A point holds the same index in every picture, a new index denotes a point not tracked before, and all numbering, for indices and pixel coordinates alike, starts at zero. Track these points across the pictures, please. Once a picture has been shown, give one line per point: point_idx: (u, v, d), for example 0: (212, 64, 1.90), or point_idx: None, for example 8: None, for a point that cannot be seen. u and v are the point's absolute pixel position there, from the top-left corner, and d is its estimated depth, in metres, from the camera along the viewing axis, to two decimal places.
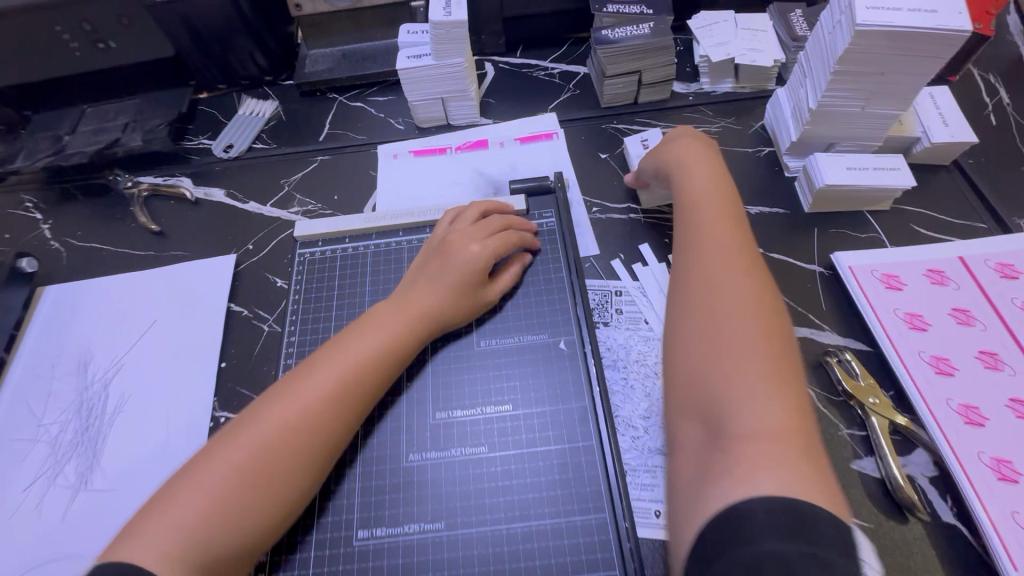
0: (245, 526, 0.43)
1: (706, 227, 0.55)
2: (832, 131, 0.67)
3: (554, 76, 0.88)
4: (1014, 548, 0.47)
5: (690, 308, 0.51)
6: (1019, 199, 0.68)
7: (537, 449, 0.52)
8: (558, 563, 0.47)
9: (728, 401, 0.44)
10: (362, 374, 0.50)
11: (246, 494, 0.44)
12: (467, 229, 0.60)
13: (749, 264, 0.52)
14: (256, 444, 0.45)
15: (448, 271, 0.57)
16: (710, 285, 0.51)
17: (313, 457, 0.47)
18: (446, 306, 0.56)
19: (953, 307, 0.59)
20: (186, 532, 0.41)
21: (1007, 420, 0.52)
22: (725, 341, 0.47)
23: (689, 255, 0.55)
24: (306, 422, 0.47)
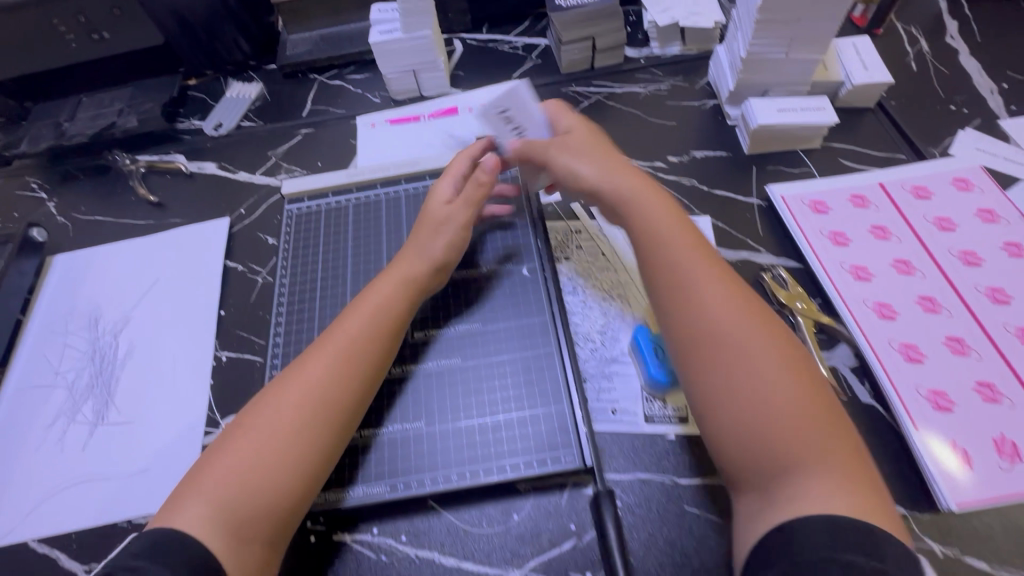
0: (270, 500, 0.48)
1: (688, 272, 0.53)
2: (763, 78, 0.74)
3: (518, 48, 0.95)
4: (917, 414, 0.54)
5: (712, 373, 0.48)
6: (934, 133, 0.75)
7: (504, 356, 0.60)
8: (524, 446, 0.55)
9: (795, 474, 0.43)
10: (354, 357, 0.55)
11: (270, 469, 0.49)
12: (440, 190, 0.65)
13: (736, 298, 0.51)
14: (270, 433, 0.50)
15: (424, 232, 0.63)
16: (725, 343, 0.49)
17: (326, 431, 0.51)
18: (428, 266, 0.61)
19: (873, 225, 0.66)
20: (225, 499, 0.47)
21: (916, 313, 0.59)
22: (767, 400, 0.46)
23: (681, 307, 0.52)
24: (311, 403, 0.52)
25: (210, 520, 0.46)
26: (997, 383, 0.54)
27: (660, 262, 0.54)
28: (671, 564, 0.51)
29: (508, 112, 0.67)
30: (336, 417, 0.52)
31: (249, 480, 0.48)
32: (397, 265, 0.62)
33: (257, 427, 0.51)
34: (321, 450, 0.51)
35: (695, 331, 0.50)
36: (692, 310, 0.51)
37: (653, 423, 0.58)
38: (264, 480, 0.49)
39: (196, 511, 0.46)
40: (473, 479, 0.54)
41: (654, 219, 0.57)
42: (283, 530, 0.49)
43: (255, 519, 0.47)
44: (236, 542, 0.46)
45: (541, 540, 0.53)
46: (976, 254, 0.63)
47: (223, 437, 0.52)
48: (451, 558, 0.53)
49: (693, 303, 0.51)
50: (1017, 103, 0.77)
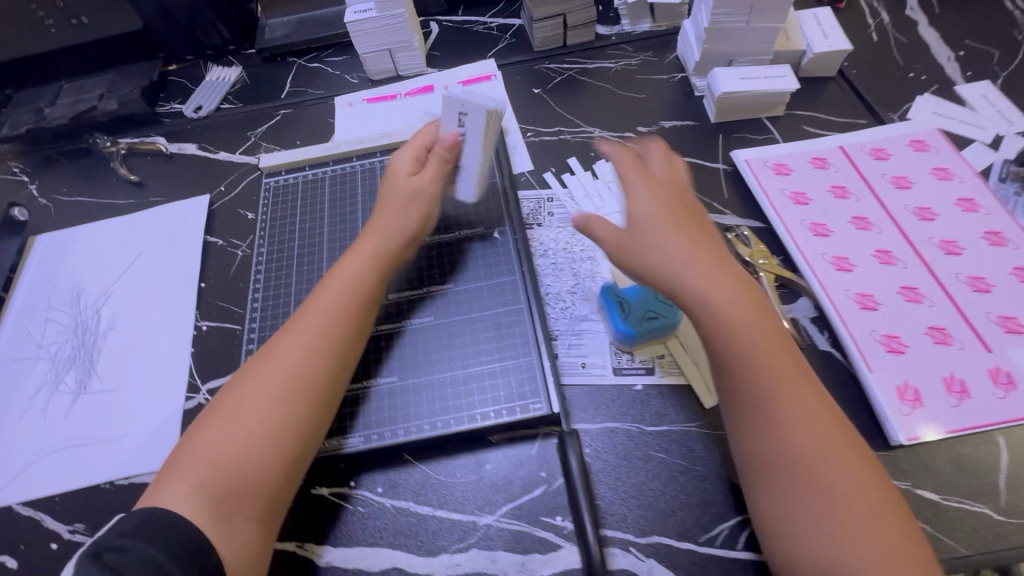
0: (255, 478, 0.49)
1: (770, 396, 0.48)
2: (728, 48, 0.76)
3: (492, 28, 0.96)
4: (869, 356, 0.56)
5: (788, 501, 0.45)
6: (893, 99, 0.78)
7: (476, 314, 0.62)
8: (494, 397, 0.57)
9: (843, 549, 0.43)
10: (326, 332, 0.55)
11: (250, 449, 0.50)
12: (406, 158, 0.64)
13: (818, 424, 0.47)
14: (247, 416, 0.51)
15: (391, 201, 0.62)
16: (809, 480, 0.45)
17: (302, 405, 0.52)
18: (398, 236, 0.61)
19: (832, 185, 0.69)
20: (209, 476, 0.49)
21: (872, 265, 0.62)
22: (848, 548, 0.42)
23: (759, 430, 0.47)
24: (291, 381, 0.53)
25: (197, 494, 0.48)
26: (948, 327, 0.57)
27: (739, 379, 0.49)
28: (637, 505, 0.53)
29: (463, 117, 0.61)
30: (311, 393, 0.53)
31: (230, 460, 0.49)
32: (366, 236, 0.62)
33: (234, 409, 0.52)
34: (303, 425, 0.52)
35: (774, 459, 0.46)
36: (772, 438, 0.47)
37: (621, 374, 0.60)
38: (245, 459, 0.50)
39: (183, 488, 0.48)
40: (448, 427, 0.56)
41: (741, 328, 0.49)
42: (272, 507, 0.50)
43: (238, 492, 0.49)
44: (222, 517, 0.47)
45: (512, 487, 0.55)
46: (931, 209, 0.65)
47: (204, 418, 0.53)
48: (427, 506, 0.55)
49: (774, 432, 0.47)
50: (973, 69, 0.79)
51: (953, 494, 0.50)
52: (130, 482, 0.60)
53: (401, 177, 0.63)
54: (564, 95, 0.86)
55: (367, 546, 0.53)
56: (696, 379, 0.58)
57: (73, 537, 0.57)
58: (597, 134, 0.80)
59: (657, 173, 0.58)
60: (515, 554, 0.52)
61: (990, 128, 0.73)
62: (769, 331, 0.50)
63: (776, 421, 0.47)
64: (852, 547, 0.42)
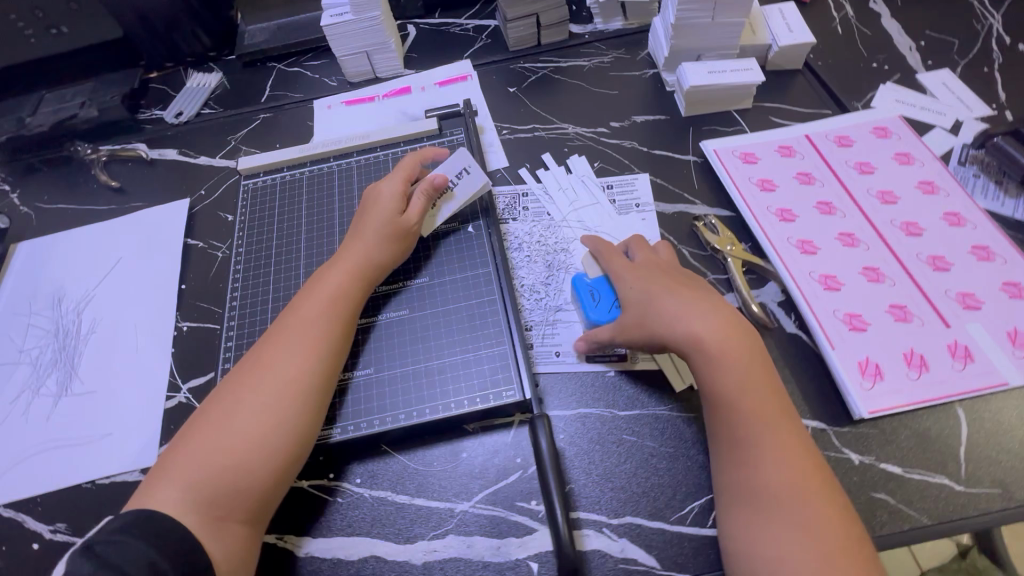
0: (248, 484, 0.50)
1: (749, 422, 0.49)
2: (696, 43, 0.78)
3: (468, 30, 0.98)
4: (832, 333, 0.58)
5: (756, 527, 0.46)
6: (857, 89, 0.80)
7: (449, 306, 0.63)
8: (468, 385, 0.58)
9: (791, 542, 0.44)
10: (319, 338, 0.56)
11: (244, 456, 0.50)
12: (393, 185, 0.65)
13: (797, 464, 0.48)
14: (240, 424, 0.52)
15: (377, 212, 0.63)
16: (760, 476, 0.47)
17: (296, 410, 0.53)
18: (385, 244, 0.62)
19: (798, 172, 0.70)
20: (199, 480, 0.49)
21: (836, 248, 0.63)
22: (795, 542, 0.44)
23: (737, 461, 0.49)
24: (284, 387, 0.54)
25: (187, 497, 0.48)
26: (909, 305, 0.58)
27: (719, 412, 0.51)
28: (610, 487, 0.54)
29: (465, 173, 0.68)
30: (302, 398, 0.54)
31: (223, 465, 0.50)
32: (353, 244, 0.62)
33: (226, 416, 0.52)
34: (293, 429, 0.52)
35: (746, 480, 0.48)
36: (748, 469, 0.48)
37: (595, 361, 0.61)
38: (238, 463, 0.50)
39: (175, 492, 0.48)
40: (423, 415, 0.57)
41: (727, 373, 0.51)
42: (264, 509, 0.51)
43: (230, 494, 0.49)
44: (214, 520, 0.48)
45: (488, 475, 0.56)
46: (893, 193, 0.67)
47: (194, 423, 0.53)
48: (404, 495, 0.56)
49: (752, 463, 0.48)
50: (934, 58, 0.81)
51: (915, 467, 0.52)
52: (111, 480, 0.61)
53: (388, 195, 0.64)
54: (538, 93, 0.87)
55: (345, 536, 0.54)
56: (668, 367, 0.59)
57: (54, 537, 0.58)
58: (571, 129, 0.82)
59: (644, 250, 0.62)
60: (492, 538, 0.53)
61: (950, 114, 0.75)
62: (757, 372, 0.51)
63: (755, 455, 0.48)
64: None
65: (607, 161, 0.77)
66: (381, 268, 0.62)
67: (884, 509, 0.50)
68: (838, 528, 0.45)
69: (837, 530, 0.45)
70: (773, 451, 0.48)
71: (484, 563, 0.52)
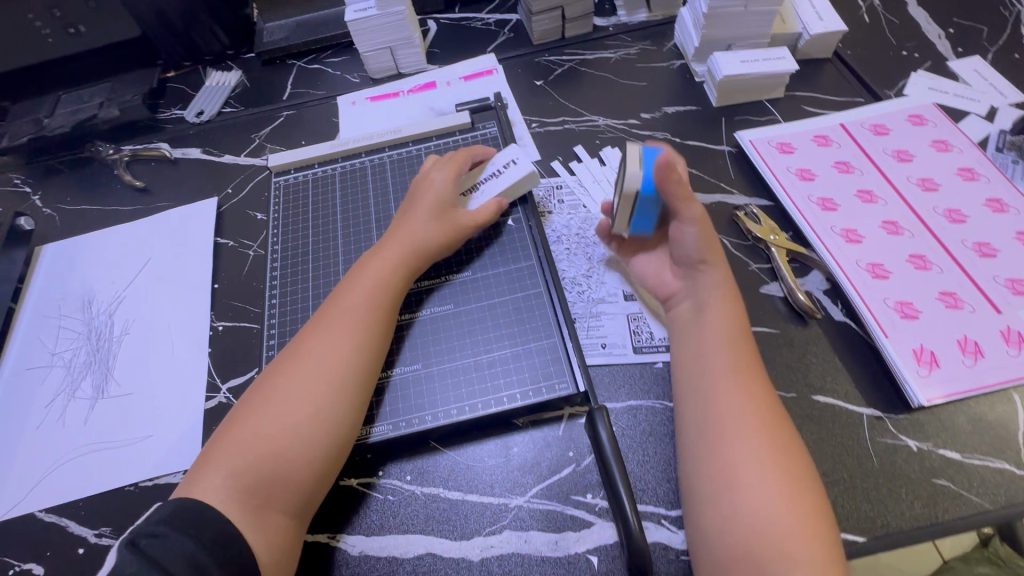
0: (292, 473, 0.49)
1: (713, 369, 0.52)
2: (727, 32, 0.78)
3: (490, 24, 0.97)
4: (884, 321, 0.58)
5: (712, 466, 0.48)
6: (888, 77, 0.79)
7: (494, 300, 0.63)
8: (518, 378, 0.58)
9: (741, 484, 0.46)
10: (358, 329, 0.56)
11: (285, 444, 0.50)
12: (436, 162, 0.69)
13: (769, 403, 0.50)
14: (280, 411, 0.51)
15: (420, 201, 0.65)
16: (717, 420, 0.49)
17: (334, 399, 0.52)
18: (430, 229, 0.63)
19: (835, 161, 0.70)
20: (242, 467, 0.48)
21: (881, 236, 0.63)
22: (745, 482, 0.46)
23: (699, 402, 0.51)
24: (326, 377, 0.53)
25: (229, 484, 0.48)
26: (958, 292, 0.58)
27: (699, 351, 0.54)
28: (668, 478, 0.54)
29: (513, 163, 0.68)
30: (341, 388, 0.53)
31: (264, 453, 0.49)
32: (393, 235, 0.63)
33: (265, 405, 0.52)
34: (335, 419, 0.52)
35: (707, 424, 0.50)
36: (708, 413, 0.50)
37: (642, 352, 0.61)
38: (279, 451, 0.49)
39: (217, 479, 0.48)
40: (474, 411, 0.57)
41: (710, 317, 0.55)
42: (305, 500, 0.50)
43: (270, 483, 0.48)
44: (254, 509, 0.47)
45: (542, 468, 0.55)
46: (933, 180, 0.67)
47: (235, 412, 0.53)
48: (457, 491, 0.55)
49: (713, 406, 0.50)
50: (964, 46, 0.81)
51: (973, 452, 0.52)
52: (154, 483, 0.60)
53: (439, 182, 0.66)
54: (565, 86, 0.87)
55: (400, 534, 0.53)
56: None
57: (100, 541, 0.57)
58: (602, 122, 0.81)
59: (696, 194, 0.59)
60: (549, 532, 0.52)
61: (984, 101, 0.75)
62: (739, 319, 0.55)
63: (723, 395, 0.50)
64: (760, 517, 0.44)
65: None
66: (423, 260, 0.62)
67: (945, 495, 0.50)
68: (802, 465, 0.47)
69: (796, 474, 0.46)
70: (747, 389, 0.50)
71: (542, 557, 0.51)
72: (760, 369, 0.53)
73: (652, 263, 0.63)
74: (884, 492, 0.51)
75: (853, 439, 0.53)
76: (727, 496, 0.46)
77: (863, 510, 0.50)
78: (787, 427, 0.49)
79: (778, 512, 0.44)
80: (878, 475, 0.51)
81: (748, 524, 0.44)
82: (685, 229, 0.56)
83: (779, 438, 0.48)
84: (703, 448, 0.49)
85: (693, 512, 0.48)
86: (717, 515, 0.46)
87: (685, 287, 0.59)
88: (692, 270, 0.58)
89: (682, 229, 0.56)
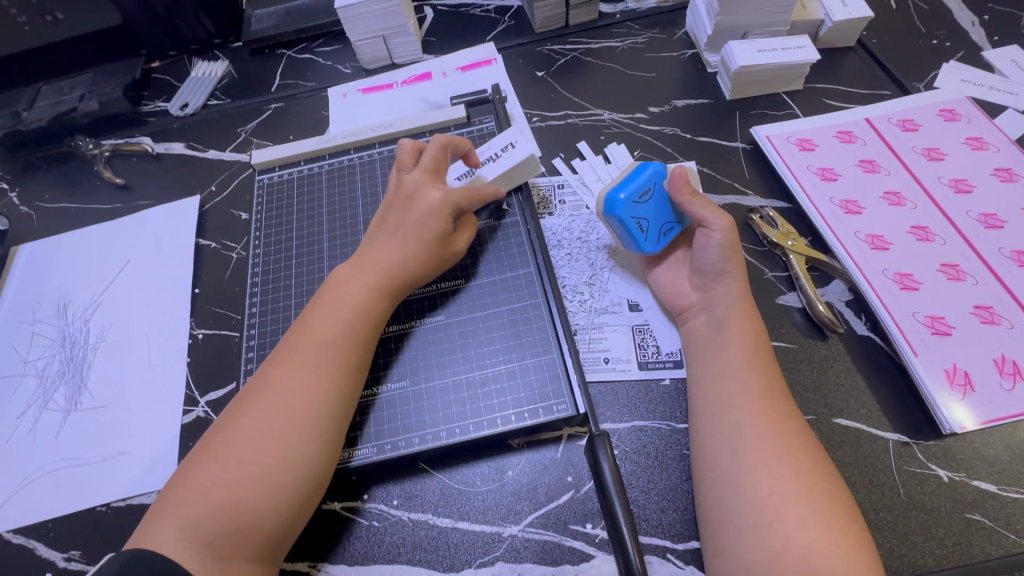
0: (257, 522, 0.45)
1: (734, 388, 0.48)
2: (743, 19, 0.72)
3: (490, 11, 0.92)
4: (913, 337, 0.53)
5: (743, 498, 0.43)
6: (917, 68, 0.74)
7: (490, 310, 0.59)
8: (513, 398, 0.54)
9: (777, 518, 0.42)
10: (332, 361, 0.50)
11: (249, 490, 0.45)
12: (421, 175, 0.59)
13: (804, 431, 0.46)
14: (243, 454, 0.46)
15: (407, 218, 0.57)
16: (743, 445, 0.45)
17: (305, 438, 0.47)
18: (412, 246, 0.56)
19: (860, 159, 0.65)
20: (203, 516, 0.44)
21: (908, 243, 0.58)
22: (780, 513, 0.42)
23: (719, 426, 0.47)
24: (294, 415, 0.48)
25: (189, 535, 0.43)
26: (994, 306, 0.54)
27: (723, 371, 0.50)
28: (673, 508, 0.49)
29: (513, 146, 0.64)
30: (315, 425, 0.48)
31: (224, 501, 0.44)
32: (372, 253, 0.56)
33: (229, 446, 0.47)
34: (306, 462, 0.47)
35: (729, 450, 0.46)
36: (731, 438, 0.46)
37: (648, 368, 0.56)
38: (242, 498, 0.45)
39: (176, 529, 0.43)
40: (465, 433, 0.53)
41: (730, 334, 0.51)
42: (276, 546, 0.46)
43: (236, 533, 0.44)
44: (217, 560, 0.43)
45: (537, 495, 0.51)
46: (966, 181, 0.62)
47: (197, 453, 0.48)
48: (446, 518, 0.51)
49: (736, 429, 0.46)
50: (1000, 34, 0.75)
51: (1010, 484, 0.48)
52: (127, 503, 0.56)
53: (423, 194, 0.57)
54: (568, 77, 0.81)
55: (384, 563, 0.50)
56: None
57: (69, 565, 0.54)
58: (607, 116, 0.76)
59: (713, 209, 0.55)
60: (544, 565, 0.48)
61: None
62: (761, 336, 0.51)
63: (748, 418, 0.46)
64: (802, 552, 0.40)
65: (648, 150, 0.72)
66: (405, 282, 0.56)
67: (979, 531, 0.46)
68: (844, 497, 0.43)
69: (833, 501, 0.42)
70: (783, 414, 0.47)
71: None
72: (785, 386, 0.49)
73: (669, 272, 0.59)
74: (911, 526, 0.46)
75: (878, 467, 0.49)
76: (765, 529, 0.42)
77: (889, 548, 0.46)
78: (818, 449, 0.46)
79: (829, 548, 0.40)
80: (905, 506, 0.47)
81: (792, 559, 0.40)
82: (711, 237, 0.54)
83: (816, 462, 0.44)
84: (739, 474, 0.44)
85: (727, 547, 0.43)
86: (760, 552, 0.41)
87: (702, 300, 0.55)
88: (711, 283, 0.55)
89: (706, 237, 0.55)
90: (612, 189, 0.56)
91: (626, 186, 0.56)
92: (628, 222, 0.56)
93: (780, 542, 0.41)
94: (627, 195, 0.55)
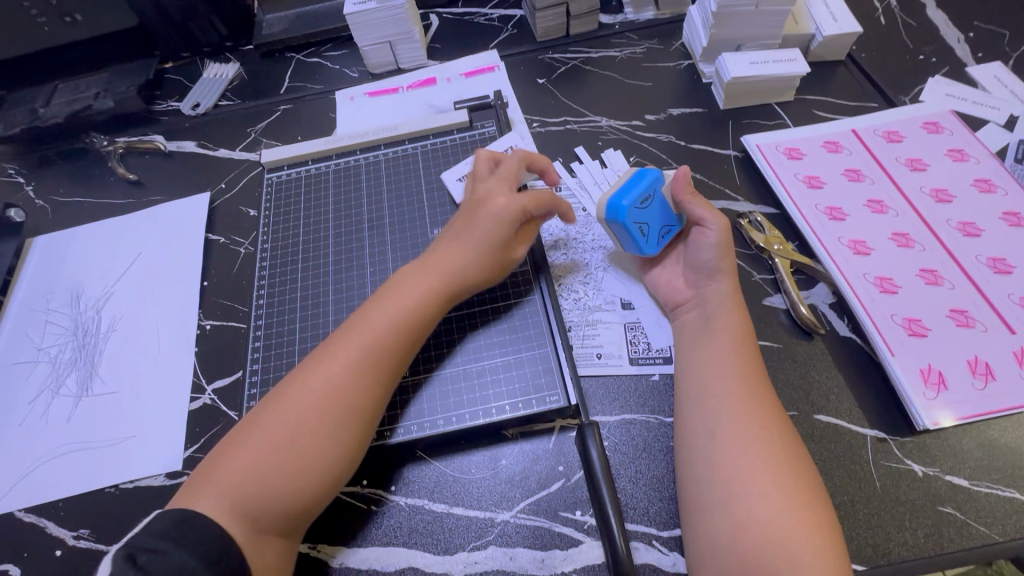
0: (294, 499, 0.47)
1: (711, 373, 0.51)
2: (738, 32, 0.75)
3: (493, 20, 0.95)
4: (890, 338, 0.55)
5: (713, 474, 0.46)
6: (904, 82, 0.77)
7: (486, 306, 0.62)
8: (510, 389, 0.56)
9: (744, 493, 0.44)
10: (383, 356, 0.52)
11: (292, 470, 0.47)
12: (496, 184, 0.61)
13: (776, 411, 0.49)
14: (291, 434, 0.48)
15: (480, 227, 0.58)
16: (715, 427, 0.48)
17: (355, 428, 0.49)
18: (473, 255, 0.57)
19: (846, 168, 0.68)
20: (245, 488, 0.46)
21: (890, 249, 0.61)
22: (745, 488, 0.44)
23: (696, 409, 0.50)
24: (342, 405, 0.49)
25: (229, 504, 0.45)
26: (970, 309, 0.56)
27: (704, 356, 0.52)
28: (659, 497, 0.52)
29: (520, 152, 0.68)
30: (362, 420, 0.50)
31: (266, 476, 0.46)
32: (435, 257, 0.58)
33: (280, 425, 0.48)
34: (345, 451, 0.49)
35: (701, 432, 0.48)
36: (705, 421, 0.49)
37: (639, 364, 0.59)
38: (284, 476, 0.46)
39: (217, 498, 0.45)
40: (462, 422, 0.55)
41: (712, 324, 0.54)
42: (301, 523, 0.48)
43: (278, 507, 0.46)
44: (253, 530, 0.45)
45: (529, 482, 0.53)
46: (947, 191, 0.64)
47: (243, 426, 0.49)
48: (442, 504, 0.53)
49: (710, 412, 0.49)
50: (983, 51, 0.78)
51: (982, 479, 0.50)
52: (135, 484, 0.58)
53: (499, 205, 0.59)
54: (569, 85, 0.84)
55: (381, 546, 0.52)
56: None
57: (78, 542, 0.56)
58: (604, 123, 0.79)
59: (712, 210, 0.58)
60: (535, 550, 0.50)
61: (1005, 109, 0.72)
62: (741, 325, 0.54)
63: (721, 400, 0.49)
64: (763, 523, 0.42)
65: (644, 156, 0.74)
66: (464, 286, 0.57)
67: (951, 523, 0.48)
68: (809, 472, 0.46)
69: (796, 477, 0.45)
70: (756, 395, 0.49)
71: None
72: (763, 371, 0.52)
73: (664, 271, 0.61)
74: (885, 517, 0.48)
75: (857, 461, 0.51)
76: (730, 502, 0.44)
77: (863, 538, 0.48)
78: (786, 427, 0.48)
79: (788, 519, 0.42)
80: (881, 499, 0.49)
81: (754, 530, 0.42)
82: (707, 234, 0.57)
83: (783, 441, 0.47)
84: (711, 452, 0.47)
85: (698, 519, 0.45)
86: (726, 523, 0.43)
87: (694, 297, 0.57)
88: (703, 279, 0.57)
89: (703, 236, 0.57)
90: (614, 196, 0.58)
91: (628, 191, 0.58)
92: (631, 226, 0.58)
93: (743, 513, 0.43)
94: (629, 202, 0.57)
